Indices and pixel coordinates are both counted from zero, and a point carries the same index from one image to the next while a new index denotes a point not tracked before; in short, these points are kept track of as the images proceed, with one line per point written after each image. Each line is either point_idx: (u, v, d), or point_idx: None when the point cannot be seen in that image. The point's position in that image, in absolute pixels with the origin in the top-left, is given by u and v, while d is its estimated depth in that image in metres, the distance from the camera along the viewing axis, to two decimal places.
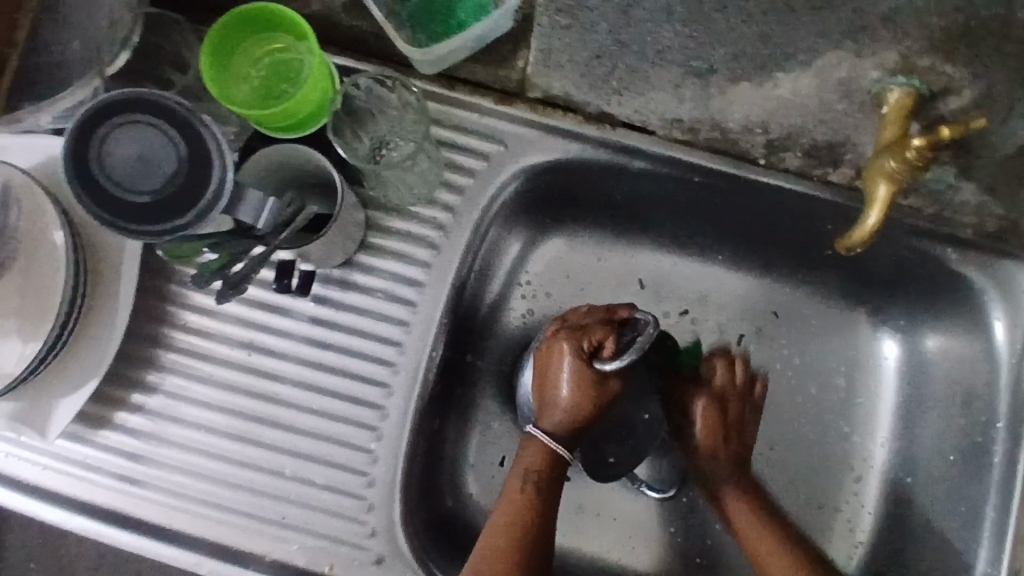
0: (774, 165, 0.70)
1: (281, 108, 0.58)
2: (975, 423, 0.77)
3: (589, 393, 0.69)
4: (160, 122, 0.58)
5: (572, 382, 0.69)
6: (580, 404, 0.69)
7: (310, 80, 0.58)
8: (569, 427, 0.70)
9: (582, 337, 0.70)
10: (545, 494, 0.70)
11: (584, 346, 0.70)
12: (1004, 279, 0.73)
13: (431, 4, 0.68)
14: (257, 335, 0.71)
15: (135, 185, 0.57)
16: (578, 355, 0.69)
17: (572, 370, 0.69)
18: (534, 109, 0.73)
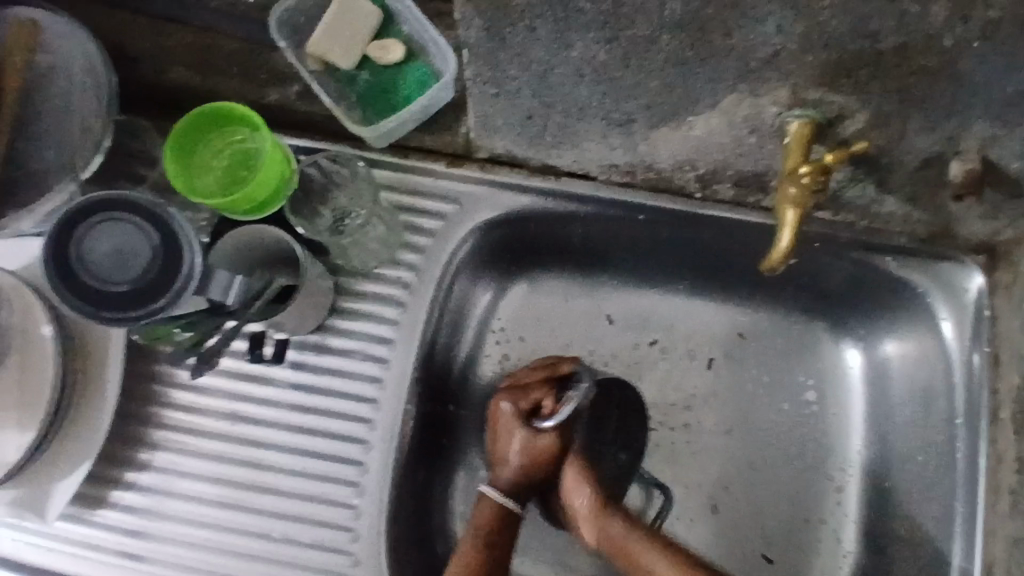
0: (709, 198, 0.76)
1: (245, 194, 0.63)
2: (938, 423, 0.80)
3: (533, 447, 0.82)
4: (130, 216, 0.63)
5: (518, 440, 0.82)
6: (526, 457, 0.82)
7: (266, 167, 0.63)
8: (518, 481, 0.82)
9: (523, 399, 0.82)
10: (495, 551, 0.78)
11: (525, 407, 0.82)
12: (944, 281, 0.77)
13: (377, 83, 0.74)
14: (240, 404, 0.75)
15: (112, 276, 0.62)
16: (523, 416, 0.82)
17: (516, 429, 0.82)
18: (482, 168, 0.79)
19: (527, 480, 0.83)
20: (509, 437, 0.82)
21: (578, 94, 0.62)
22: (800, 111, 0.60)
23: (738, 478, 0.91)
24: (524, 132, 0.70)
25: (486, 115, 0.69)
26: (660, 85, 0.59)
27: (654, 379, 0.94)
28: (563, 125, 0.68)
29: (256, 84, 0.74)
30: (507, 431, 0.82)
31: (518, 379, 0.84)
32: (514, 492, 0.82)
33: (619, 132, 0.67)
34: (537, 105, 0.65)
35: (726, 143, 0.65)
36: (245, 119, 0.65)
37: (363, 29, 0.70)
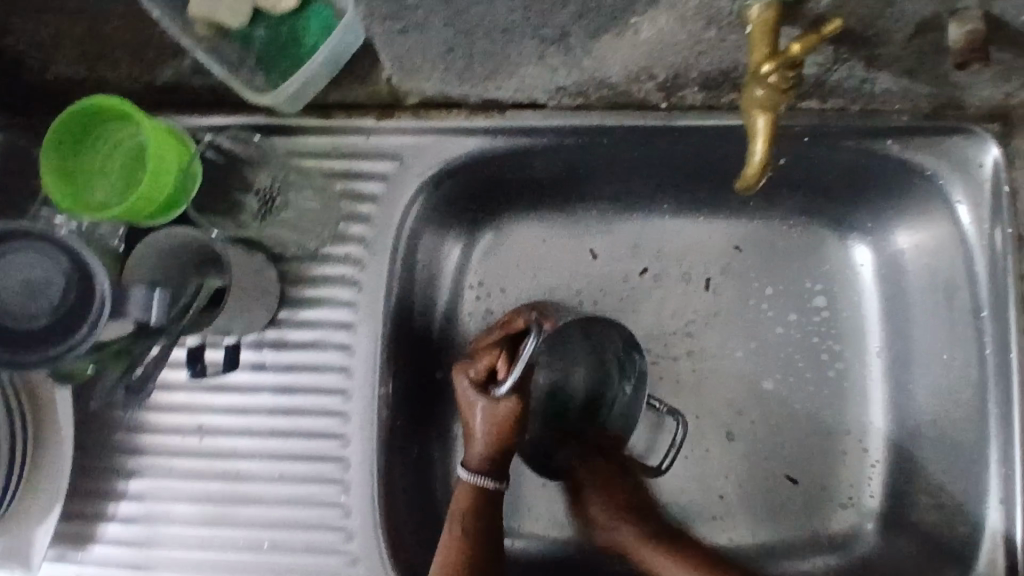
0: (676, 106, 0.66)
1: (142, 195, 0.55)
2: (960, 315, 0.73)
3: (497, 414, 0.71)
4: (33, 248, 0.56)
5: (480, 409, 0.72)
6: (493, 427, 0.71)
7: (156, 151, 0.55)
8: (489, 456, 0.71)
9: (478, 365, 0.74)
10: (480, 533, 0.68)
11: (482, 373, 0.73)
12: (957, 159, 0.68)
13: (277, 37, 0.65)
14: (205, 418, 0.72)
15: (24, 315, 0.56)
16: (477, 383, 0.73)
17: (476, 399, 0.72)
18: (418, 115, 0.70)
19: (502, 454, 0.72)
20: (472, 410, 0.72)
21: (495, 16, 0.52)
22: None
23: (751, 399, 0.85)
24: (449, 68, 0.60)
25: (401, 56, 0.59)
26: None
27: (649, 311, 0.87)
28: (491, 55, 0.58)
29: (143, 64, 0.67)
30: (467, 404, 0.73)
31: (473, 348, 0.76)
32: (491, 469, 0.71)
33: (555, 51, 0.57)
34: (453, 37, 0.55)
35: (681, 43, 0.55)
36: (111, 111, 0.56)
37: None
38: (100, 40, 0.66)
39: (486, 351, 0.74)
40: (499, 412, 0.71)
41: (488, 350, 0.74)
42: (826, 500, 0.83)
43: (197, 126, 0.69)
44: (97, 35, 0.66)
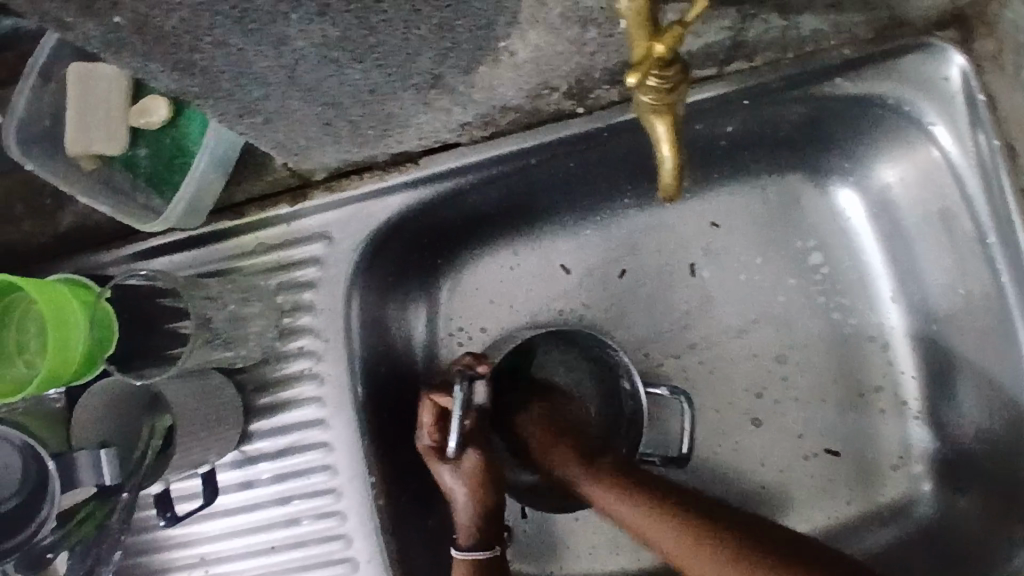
0: (595, 108, 0.60)
1: (47, 365, 0.51)
2: (967, 246, 0.66)
3: (469, 473, 0.63)
4: None
5: (449, 474, 0.64)
6: (469, 487, 0.63)
7: (47, 308, 0.51)
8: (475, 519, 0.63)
9: (425, 428, 0.65)
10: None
11: (434, 434, 0.65)
12: (917, 81, 0.61)
13: (161, 154, 0.62)
14: (205, 549, 0.69)
15: None
16: (432, 449, 0.65)
17: (440, 465, 0.64)
18: (330, 188, 0.65)
19: (490, 513, 0.64)
20: (443, 479, 0.64)
21: (353, 82, 0.46)
22: None
23: (769, 380, 0.78)
24: (337, 139, 0.56)
25: (282, 143, 0.54)
26: (435, 30, 0.42)
27: (637, 314, 0.80)
28: (372, 116, 0.53)
29: (46, 215, 0.66)
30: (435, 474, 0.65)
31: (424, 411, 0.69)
32: (483, 535, 0.63)
33: (436, 94, 0.52)
34: (322, 112, 0.50)
35: (566, 50, 0.49)
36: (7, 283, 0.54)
37: (116, 103, 0.61)
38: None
39: (426, 408, 0.65)
40: (467, 470, 0.63)
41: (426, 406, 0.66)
42: (876, 466, 0.76)
43: (114, 260, 0.66)
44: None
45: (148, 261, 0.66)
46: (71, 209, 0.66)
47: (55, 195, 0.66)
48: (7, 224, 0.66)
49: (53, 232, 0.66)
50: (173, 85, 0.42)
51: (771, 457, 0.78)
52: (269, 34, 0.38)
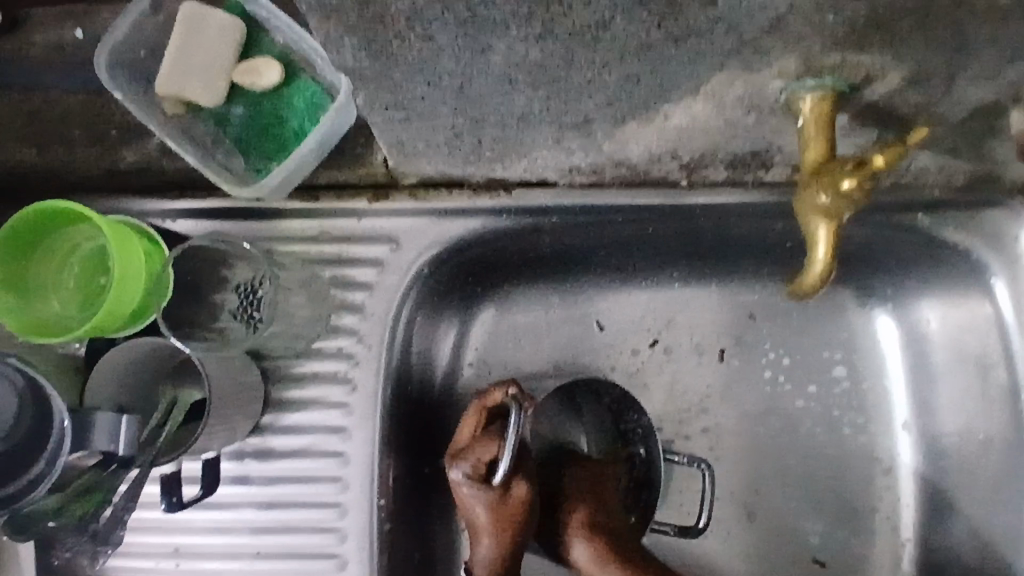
0: (697, 183, 0.61)
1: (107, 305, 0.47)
2: (998, 396, 0.69)
3: (510, 504, 0.59)
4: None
5: (485, 507, 0.59)
6: (504, 522, 0.59)
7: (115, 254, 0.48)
8: (501, 550, 0.60)
9: (474, 460, 0.60)
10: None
11: (480, 467, 0.60)
12: (990, 232, 0.64)
13: (256, 117, 0.59)
14: (179, 539, 0.63)
15: None
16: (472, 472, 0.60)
17: (479, 498, 0.59)
18: (415, 195, 0.63)
19: (513, 552, 0.60)
20: (476, 510, 0.60)
21: (512, 104, 0.45)
22: (813, 80, 0.42)
23: (772, 481, 0.78)
24: (454, 151, 0.54)
25: (401, 140, 0.53)
26: (622, 78, 0.42)
27: (660, 388, 0.79)
28: (502, 138, 0.52)
29: (107, 146, 0.61)
30: (468, 503, 0.60)
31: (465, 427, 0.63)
32: (504, 570, 0.60)
33: (574, 134, 0.51)
34: (460, 123, 0.48)
35: (714, 127, 0.49)
36: (70, 215, 0.50)
37: (224, 57, 0.58)
38: (55, 121, 0.61)
39: (480, 439, 0.60)
40: (507, 506, 0.59)
41: (481, 438, 0.60)
42: None
43: (162, 211, 0.61)
44: (53, 116, 0.61)
45: (202, 222, 0.62)
46: (136, 147, 0.61)
47: (123, 128, 0.61)
48: (60, 143, 0.61)
49: (110, 166, 0.61)
50: (350, 63, 0.40)
51: (759, 556, 0.77)
52: (478, 41, 0.38)
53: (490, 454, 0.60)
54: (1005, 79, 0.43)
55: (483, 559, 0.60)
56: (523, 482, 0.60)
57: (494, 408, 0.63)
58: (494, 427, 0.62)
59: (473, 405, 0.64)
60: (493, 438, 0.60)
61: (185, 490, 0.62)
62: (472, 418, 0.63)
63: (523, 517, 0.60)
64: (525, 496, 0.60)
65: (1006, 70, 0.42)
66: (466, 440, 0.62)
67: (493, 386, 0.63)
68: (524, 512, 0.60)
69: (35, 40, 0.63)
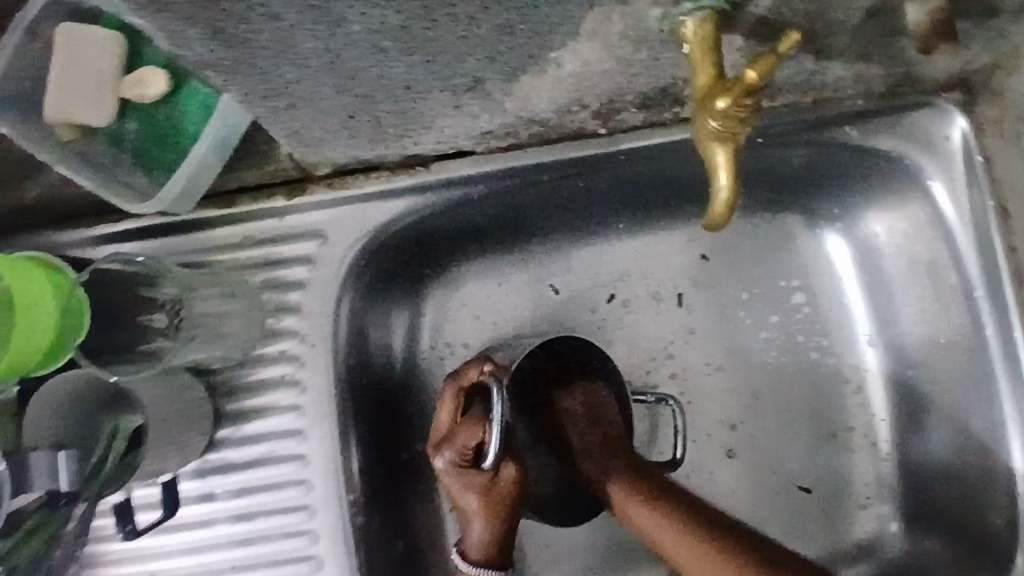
0: (617, 129, 0.60)
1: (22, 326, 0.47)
2: (952, 298, 0.67)
3: (502, 485, 0.58)
4: None
5: (475, 491, 0.58)
6: (494, 503, 0.58)
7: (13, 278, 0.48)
8: (495, 527, 0.59)
9: (458, 447, 0.58)
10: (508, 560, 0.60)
11: (466, 453, 0.58)
12: (919, 134, 0.63)
13: (152, 130, 0.58)
14: (154, 565, 0.63)
15: None
16: (459, 458, 0.58)
17: (467, 481, 0.58)
18: (331, 185, 0.61)
19: (508, 527, 0.60)
20: (465, 495, 0.59)
21: (394, 76, 0.44)
22: (690, 3, 0.40)
23: (745, 415, 0.78)
24: (356, 132, 0.52)
25: (298, 130, 0.51)
26: (493, 30, 0.40)
27: (623, 342, 0.78)
28: (399, 113, 0.50)
29: (10, 184, 0.59)
30: (458, 489, 0.59)
31: (444, 414, 0.60)
32: (498, 546, 0.60)
33: (472, 97, 0.50)
34: (350, 103, 0.47)
35: (611, 68, 0.48)
36: None
37: (105, 73, 0.55)
38: None
39: (464, 424, 0.58)
40: (499, 488, 0.58)
41: (465, 423, 0.58)
42: (843, 503, 0.76)
43: (79, 241, 0.60)
44: None
45: (121, 247, 0.60)
46: (40, 180, 0.59)
47: (23, 163, 0.59)
48: None
49: (17, 204, 0.59)
50: (207, 56, 0.39)
51: (742, 491, 0.77)
52: (328, 13, 0.36)
53: (476, 438, 0.58)
54: None
55: (477, 537, 0.59)
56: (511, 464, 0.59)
57: (472, 387, 0.60)
58: (474, 408, 0.60)
59: (448, 388, 0.61)
60: (478, 421, 0.58)
61: (148, 515, 0.62)
62: (451, 402, 0.60)
63: (513, 495, 0.59)
64: (516, 474, 0.59)
65: None
66: (447, 427, 0.60)
67: (465, 365, 0.61)
68: (515, 491, 0.59)
69: None
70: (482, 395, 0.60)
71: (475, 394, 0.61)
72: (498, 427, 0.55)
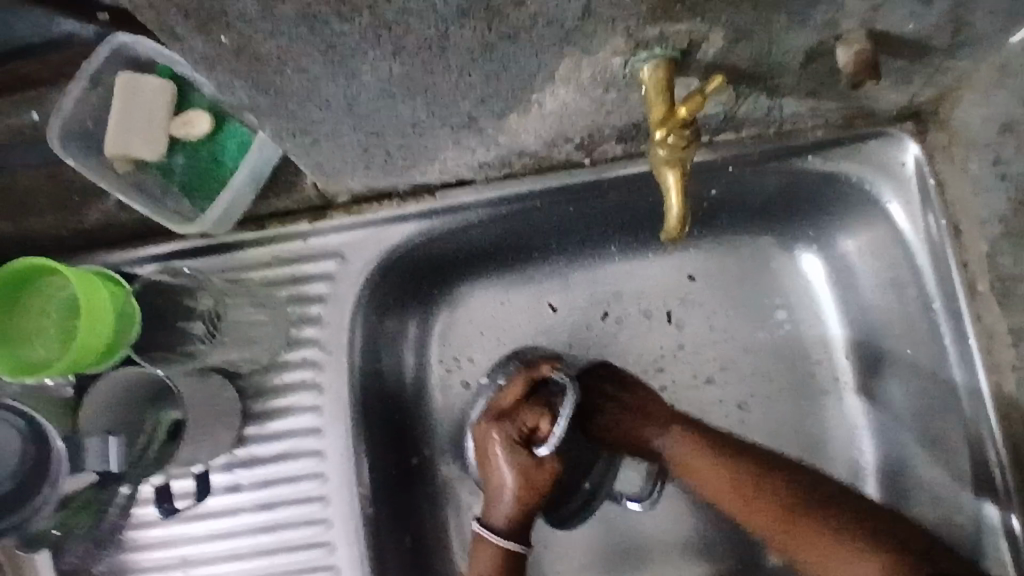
0: (601, 160, 0.68)
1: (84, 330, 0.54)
2: (915, 311, 0.72)
3: (541, 471, 0.70)
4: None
5: (517, 470, 0.70)
6: (532, 486, 0.70)
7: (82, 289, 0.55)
8: (520, 508, 0.70)
9: (519, 424, 0.71)
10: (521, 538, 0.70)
11: (521, 432, 0.71)
12: (876, 161, 0.70)
13: (196, 163, 0.67)
14: (185, 550, 0.70)
15: None
16: (511, 440, 0.70)
17: (516, 458, 0.70)
18: (350, 211, 0.70)
19: (531, 508, 0.70)
20: (506, 470, 0.70)
21: (400, 115, 0.52)
22: (645, 54, 0.49)
23: (731, 425, 0.83)
24: (370, 164, 0.61)
25: (321, 162, 0.60)
26: (482, 77, 0.49)
27: (616, 356, 0.84)
28: (406, 146, 0.58)
29: (73, 211, 0.68)
30: (500, 464, 0.70)
31: (503, 397, 0.72)
32: (516, 523, 0.70)
33: (468, 133, 0.58)
34: (363, 138, 0.55)
35: (587, 108, 0.56)
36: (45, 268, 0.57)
37: (160, 116, 0.65)
38: (23, 195, 0.69)
39: (529, 409, 0.71)
40: (537, 473, 0.70)
41: (530, 408, 0.71)
42: None
43: (131, 259, 0.68)
44: (22, 190, 0.69)
45: (166, 263, 0.69)
46: (97, 207, 0.68)
47: (85, 192, 0.69)
48: (31, 214, 0.68)
49: (78, 227, 0.68)
50: (244, 100, 0.47)
51: None
52: (344, 66, 0.44)
53: (535, 422, 0.71)
54: (819, 22, 0.49)
55: (504, 514, 0.70)
56: (555, 456, 0.71)
57: (539, 380, 0.73)
58: (536, 396, 0.73)
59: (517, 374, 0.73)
60: (542, 411, 0.71)
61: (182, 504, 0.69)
62: (519, 386, 0.72)
63: (546, 484, 0.70)
64: (556, 471, 0.71)
65: (812, 15, 0.47)
66: (508, 408, 0.72)
67: (539, 361, 0.74)
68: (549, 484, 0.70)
69: None
70: (541, 388, 0.73)
71: (538, 386, 0.73)
72: (567, 415, 0.69)
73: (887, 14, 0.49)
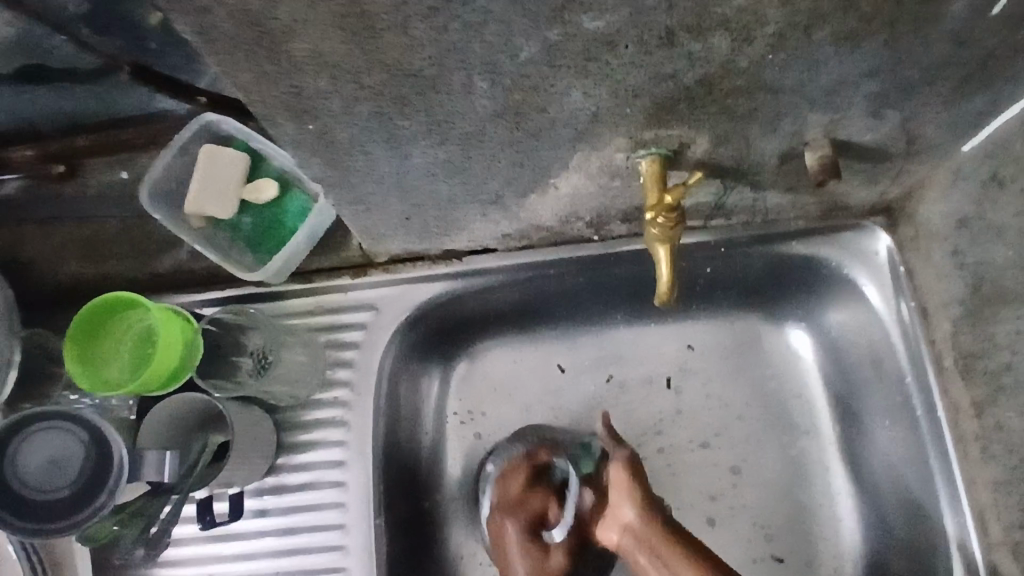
0: (608, 236, 0.78)
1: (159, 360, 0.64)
2: (890, 387, 0.79)
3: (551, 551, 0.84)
4: (62, 424, 0.64)
5: (530, 551, 0.83)
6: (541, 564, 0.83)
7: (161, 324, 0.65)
8: None
9: (530, 510, 0.85)
10: None
11: (532, 517, 0.85)
12: (852, 248, 0.79)
13: (260, 223, 0.78)
14: (213, 567, 0.76)
15: (52, 484, 0.63)
16: (522, 523, 0.83)
17: (527, 539, 0.83)
18: (387, 269, 0.80)
19: None
20: (518, 552, 0.82)
21: (439, 191, 0.63)
22: (644, 150, 0.59)
23: (724, 486, 0.88)
24: (409, 230, 0.71)
25: (368, 226, 0.70)
26: (508, 164, 0.59)
27: (618, 416, 0.91)
28: (441, 217, 0.69)
29: (147, 258, 0.78)
30: (514, 546, 0.82)
31: (510, 481, 0.85)
32: None
33: (495, 208, 0.68)
34: (407, 208, 0.66)
35: (595, 192, 0.66)
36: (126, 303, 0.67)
37: (234, 182, 0.76)
38: (106, 244, 0.78)
39: (534, 494, 0.85)
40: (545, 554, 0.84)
41: (537, 493, 0.86)
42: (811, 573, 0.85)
43: (192, 301, 0.78)
44: (104, 238, 0.79)
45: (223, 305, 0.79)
46: (167, 257, 0.78)
47: (161, 242, 0.78)
48: (109, 260, 0.78)
49: (151, 271, 0.78)
50: (314, 173, 0.58)
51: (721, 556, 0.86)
52: (398, 149, 0.55)
53: (542, 507, 0.86)
54: (787, 132, 0.59)
55: None
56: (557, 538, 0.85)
57: (538, 466, 0.86)
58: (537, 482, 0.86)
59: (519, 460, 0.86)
60: (548, 496, 0.86)
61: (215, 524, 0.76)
62: (523, 471, 0.85)
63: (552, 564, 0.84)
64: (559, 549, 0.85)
65: (780, 126, 0.57)
66: (517, 492, 0.85)
67: (538, 449, 0.87)
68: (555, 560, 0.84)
69: (87, 182, 0.80)
70: (542, 473, 0.86)
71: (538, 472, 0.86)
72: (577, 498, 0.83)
73: (846, 126, 0.59)
